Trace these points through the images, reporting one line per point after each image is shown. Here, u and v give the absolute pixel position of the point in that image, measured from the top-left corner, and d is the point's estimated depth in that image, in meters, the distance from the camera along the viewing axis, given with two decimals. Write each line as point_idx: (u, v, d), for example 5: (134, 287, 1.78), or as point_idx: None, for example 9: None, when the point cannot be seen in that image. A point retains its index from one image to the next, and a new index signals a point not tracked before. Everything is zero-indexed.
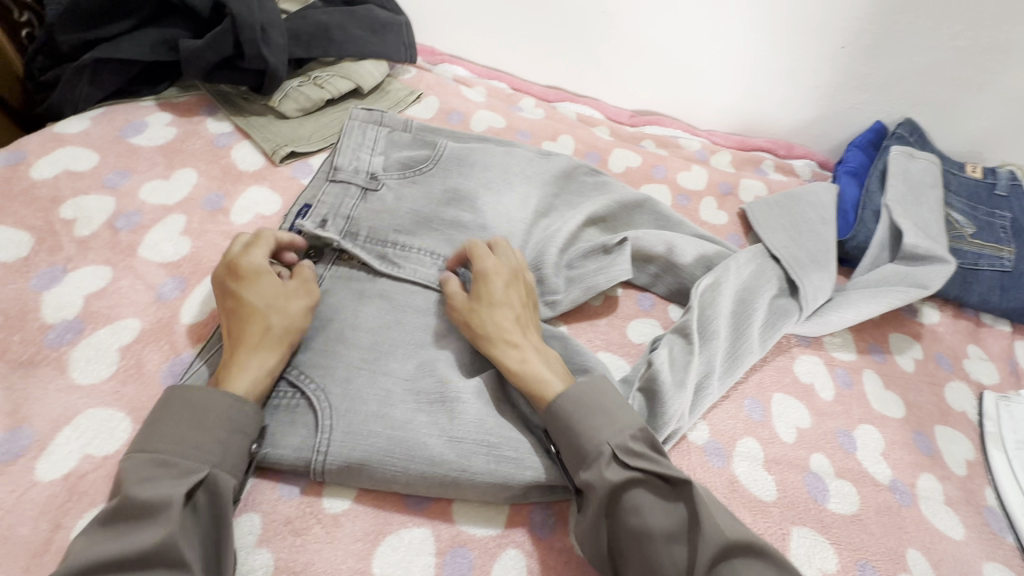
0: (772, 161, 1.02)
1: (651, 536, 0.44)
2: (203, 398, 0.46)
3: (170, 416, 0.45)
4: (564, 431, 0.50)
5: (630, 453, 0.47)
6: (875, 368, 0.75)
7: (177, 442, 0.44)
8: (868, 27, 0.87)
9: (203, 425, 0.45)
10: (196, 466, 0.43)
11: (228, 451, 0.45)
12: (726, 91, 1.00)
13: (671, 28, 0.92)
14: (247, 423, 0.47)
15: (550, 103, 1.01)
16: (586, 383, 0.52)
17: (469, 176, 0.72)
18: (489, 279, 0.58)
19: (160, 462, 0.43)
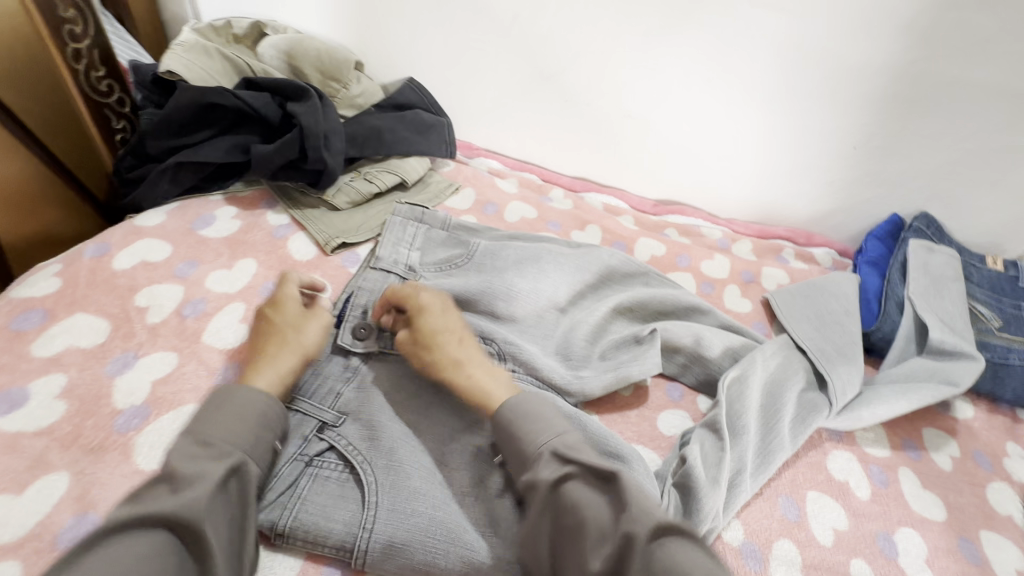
0: (792, 249, 1.06)
1: (586, 528, 0.46)
2: (239, 395, 0.52)
3: (213, 409, 0.51)
4: (504, 438, 0.55)
5: (562, 448, 0.52)
6: (912, 466, 0.74)
7: (219, 429, 0.49)
8: (879, 131, 0.93)
9: (242, 417, 0.51)
10: (235, 452, 0.48)
11: (258, 445, 0.51)
12: (746, 184, 1.05)
13: (691, 129, 0.99)
14: (274, 423, 0.53)
15: (577, 193, 1.08)
16: (524, 395, 0.57)
17: (501, 268, 0.76)
18: (419, 309, 0.64)
19: (202, 442, 0.47)
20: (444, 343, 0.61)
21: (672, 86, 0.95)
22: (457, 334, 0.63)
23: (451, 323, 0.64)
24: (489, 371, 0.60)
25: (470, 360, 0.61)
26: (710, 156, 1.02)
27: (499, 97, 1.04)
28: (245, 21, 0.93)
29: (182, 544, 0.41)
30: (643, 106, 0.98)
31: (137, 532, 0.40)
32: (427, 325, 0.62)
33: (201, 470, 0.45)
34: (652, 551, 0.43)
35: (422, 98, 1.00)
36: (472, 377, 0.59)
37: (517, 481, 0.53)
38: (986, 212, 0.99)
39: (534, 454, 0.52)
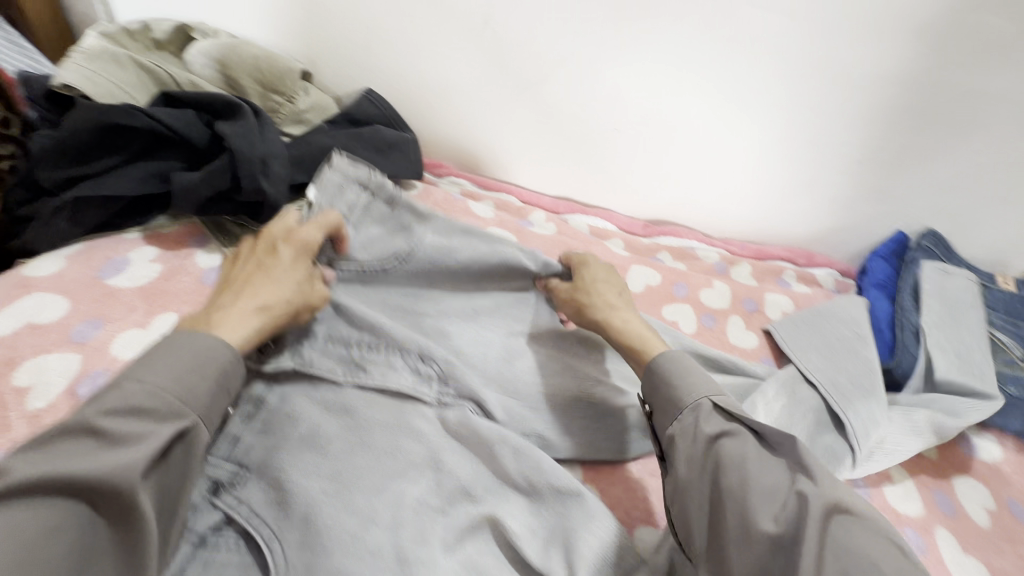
0: (793, 271, 0.98)
1: (750, 489, 0.45)
2: (205, 343, 0.47)
3: (166, 353, 0.45)
4: (657, 388, 0.56)
5: (724, 406, 0.52)
6: (948, 525, 0.65)
7: (171, 378, 0.43)
8: (886, 145, 0.86)
9: (200, 371, 0.45)
10: (186, 413, 0.43)
11: (211, 409, 0.46)
12: (743, 203, 0.97)
13: (685, 144, 0.90)
14: (234, 382, 0.48)
15: (560, 215, 0.97)
16: (679, 350, 0.59)
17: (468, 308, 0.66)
18: (588, 265, 0.68)
19: (146, 395, 0.41)
20: (599, 291, 0.65)
21: (664, 98, 0.85)
22: (613, 296, 0.65)
23: (612, 283, 0.67)
24: (638, 326, 0.63)
25: (622, 307, 0.65)
26: (705, 172, 0.93)
27: (470, 109, 0.92)
28: (167, 24, 0.79)
29: (101, 515, 0.38)
30: (630, 120, 0.88)
31: (48, 499, 0.36)
32: (590, 276, 0.67)
33: (149, 429, 0.40)
34: (827, 520, 0.42)
35: (382, 111, 0.87)
36: (627, 325, 0.63)
37: (660, 433, 0.54)
38: (991, 229, 0.94)
39: (693, 404, 0.52)
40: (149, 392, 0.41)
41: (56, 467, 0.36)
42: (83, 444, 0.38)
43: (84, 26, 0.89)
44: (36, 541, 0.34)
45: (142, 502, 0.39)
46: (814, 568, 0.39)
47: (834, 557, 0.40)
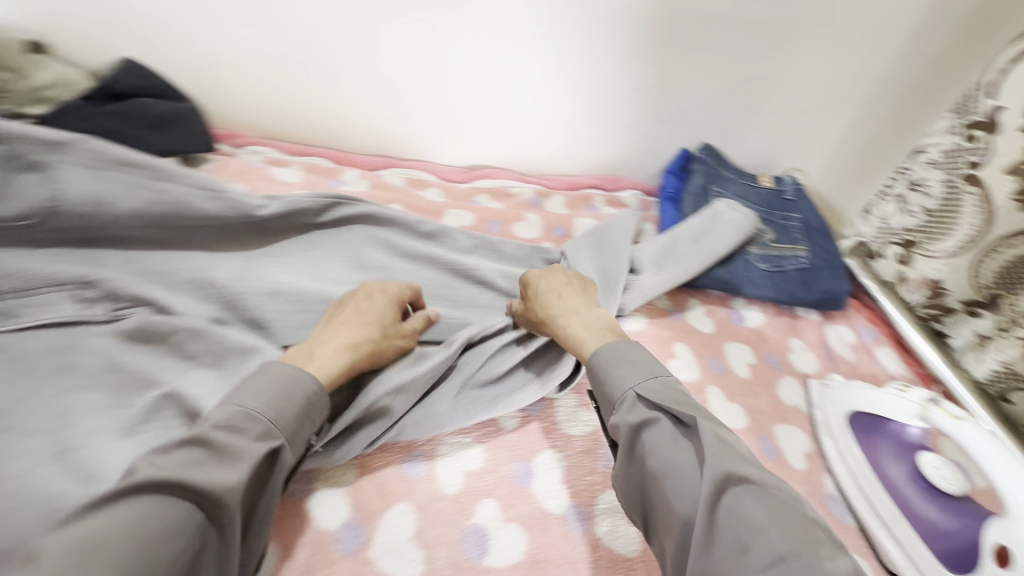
0: (602, 197, 1.08)
1: (670, 471, 0.48)
2: (287, 376, 0.54)
3: (259, 382, 0.52)
4: (592, 381, 0.60)
5: (650, 393, 0.54)
6: (717, 382, 0.79)
7: (254, 397, 0.50)
8: (654, 70, 0.96)
9: (292, 396, 0.52)
10: (277, 436, 0.50)
11: (298, 430, 0.52)
12: (547, 138, 1.03)
13: (481, 89, 0.93)
14: (315, 412, 0.55)
15: (375, 172, 0.97)
16: (613, 343, 0.61)
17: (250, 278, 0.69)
18: (540, 278, 0.72)
19: (237, 419, 0.48)
20: (557, 296, 0.69)
21: (445, 48, 0.87)
22: (558, 300, 0.68)
23: (557, 286, 0.71)
24: (582, 323, 0.65)
25: (575, 310, 0.67)
26: (505, 115, 0.98)
27: (254, 73, 0.88)
28: None
29: (206, 520, 0.43)
30: (422, 70, 0.89)
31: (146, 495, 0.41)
32: (544, 284, 0.71)
33: (233, 443, 0.46)
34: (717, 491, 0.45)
35: (150, 82, 0.82)
36: (569, 330, 0.65)
37: (605, 421, 0.57)
38: (750, 136, 1.10)
39: (620, 399, 0.55)
40: (241, 413, 0.49)
41: (177, 469, 0.43)
42: (190, 454, 0.45)
43: None
44: (182, 541, 0.40)
45: (234, 513, 0.44)
46: (702, 537, 0.44)
47: (728, 528, 0.43)
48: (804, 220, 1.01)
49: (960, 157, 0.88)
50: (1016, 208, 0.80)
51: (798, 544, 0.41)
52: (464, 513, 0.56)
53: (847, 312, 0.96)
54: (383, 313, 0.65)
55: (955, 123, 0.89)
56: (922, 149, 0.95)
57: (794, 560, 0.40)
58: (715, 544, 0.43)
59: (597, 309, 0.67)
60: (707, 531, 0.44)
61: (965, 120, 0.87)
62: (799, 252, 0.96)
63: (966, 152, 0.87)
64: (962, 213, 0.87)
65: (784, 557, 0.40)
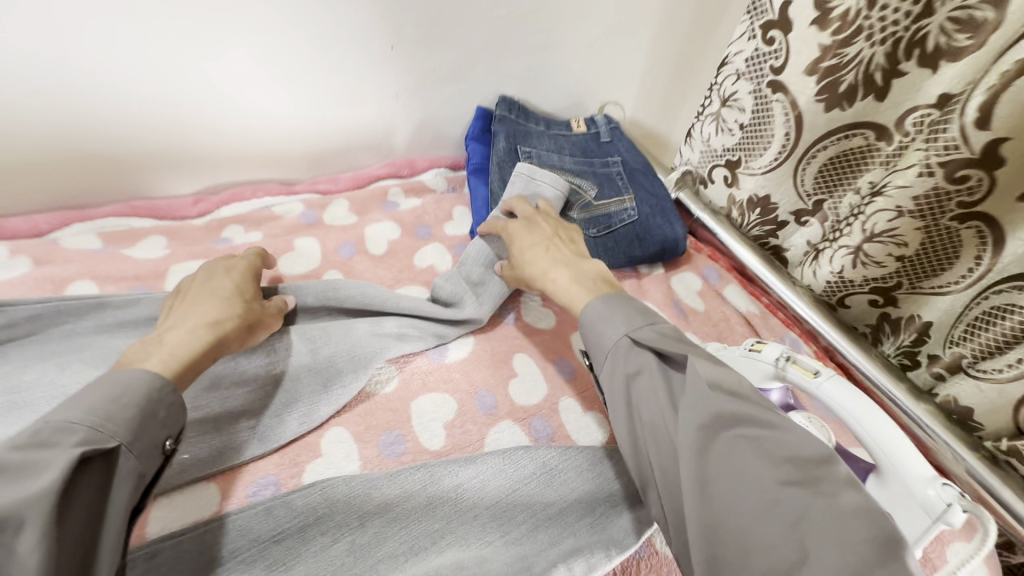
0: (398, 186, 0.87)
1: (664, 429, 0.44)
2: (125, 376, 0.42)
3: (91, 389, 0.40)
4: (583, 339, 0.54)
5: (639, 338, 0.49)
6: (569, 391, 0.66)
7: (73, 408, 0.38)
8: (406, 19, 0.74)
9: (122, 396, 0.40)
10: (107, 438, 0.38)
11: (143, 434, 0.40)
12: (301, 128, 0.79)
13: (160, 78, 0.66)
14: (167, 415, 0.43)
15: (48, 237, 0.67)
16: (600, 298, 0.54)
17: None
18: (518, 231, 0.67)
19: (52, 430, 0.36)
20: (536, 256, 0.63)
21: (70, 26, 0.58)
22: (540, 258, 0.63)
23: (544, 239, 0.65)
24: (569, 280, 0.59)
25: (553, 265, 0.61)
26: (226, 106, 0.72)
27: None
28: None
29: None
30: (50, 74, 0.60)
31: None
32: (522, 243, 0.66)
33: (38, 457, 0.34)
34: (715, 446, 0.41)
35: None
36: (549, 282, 0.61)
37: (598, 373, 0.53)
38: (551, 77, 0.94)
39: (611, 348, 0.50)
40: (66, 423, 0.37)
41: None
42: None
43: None
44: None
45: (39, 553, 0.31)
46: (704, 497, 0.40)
47: (723, 481, 0.40)
48: (625, 162, 0.91)
49: (764, 63, 0.79)
50: (822, 110, 0.74)
51: (799, 480, 0.38)
52: None
53: (690, 255, 0.89)
54: (239, 287, 0.57)
55: (753, 26, 0.80)
56: (726, 60, 0.86)
57: (800, 510, 0.37)
58: (717, 491, 0.40)
59: (562, 265, 0.61)
60: (700, 481, 0.40)
61: (763, 22, 0.78)
62: (626, 202, 0.84)
63: (768, 57, 0.78)
64: (774, 125, 0.80)
65: (779, 489, 0.38)
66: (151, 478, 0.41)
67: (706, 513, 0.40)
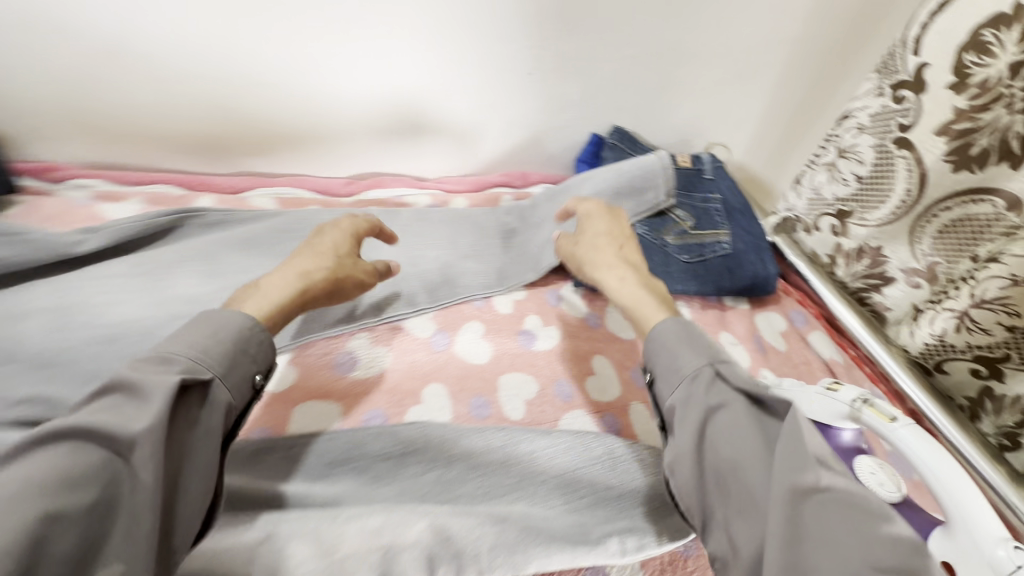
0: (509, 195, 0.97)
1: (744, 469, 0.43)
2: (219, 317, 0.47)
3: (209, 325, 0.47)
4: (651, 359, 0.52)
5: (729, 373, 0.49)
6: (641, 397, 0.71)
7: (189, 343, 0.45)
8: (546, 52, 0.86)
9: (223, 333, 0.46)
10: (203, 369, 0.44)
11: (234, 368, 0.46)
12: (443, 134, 0.93)
13: (346, 83, 0.81)
14: (258, 351, 0.48)
15: (240, 194, 0.84)
16: (677, 321, 0.53)
17: (67, 335, 0.57)
18: (592, 215, 0.67)
19: (161, 358, 0.43)
20: (591, 255, 0.63)
21: (295, 37, 0.75)
22: (608, 249, 0.63)
23: (610, 235, 0.64)
24: (631, 284, 0.58)
25: (603, 265, 0.61)
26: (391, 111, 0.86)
27: (70, 77, 0.74)
28: None
29: (113, 471, 0.38)
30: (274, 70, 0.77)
31: (33, 453, 0.37)
32: (591, 230, 0.65)
33: (149, 380, 0.41)
34: (799, 512, 0.40)
35: None
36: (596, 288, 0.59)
37: (662, 400, 0.51)
38: (666, 114, 1.02)
39: (694, 372, 0.48)
40: (189, 353, 0.44)
41: (90, 417, 0.39)
42: (107, 399, 0.40)
43: None
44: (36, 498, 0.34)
45: (136, 462, 0.38)
46: (780, 545, 0.39)
47: (813, 535, 0.39)
48: (724, 200, 0.94)
49: (890, 119, 0.81)
50: (948, 171, 0.75)
51: (901, 560, 0.37)
52: None
53: (780, 297, 0.90)
54: (338, 244, 0.59)
55: (881, 84, 0.82)
56: (848, 114, 0.88)
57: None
58: (804, 549, 0.39)
59: (632, 269, 0.60)
60: (790, 534, 0.39)
61: (893, 81, 0.80)
62: (721, 236, 0.88)
63: (896, 114, 0.80)
64: (894, 180, 0.81)
65: (895, 547, 0.38)
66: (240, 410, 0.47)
67: (778, 566, 0.38)
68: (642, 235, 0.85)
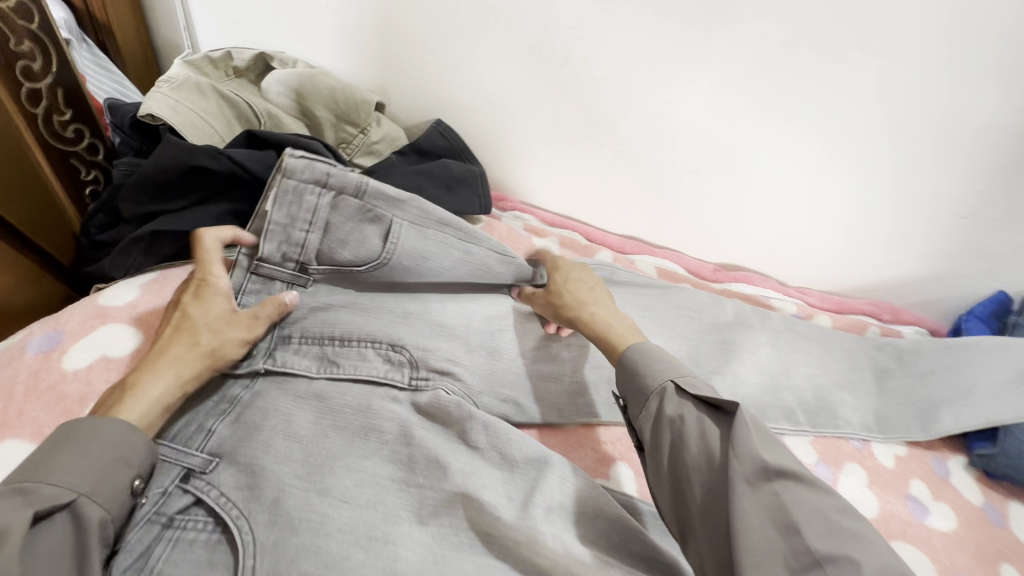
0: (877, 329, 0.89)
1: (709, 468, 0.44)
2: (91, 428, 0.44)
3: (71, 445, 0.43)
4: (625, 383, 0.54)
5: (685, 385, 0.50)
6: None
7: (62, 473, 0.41)
8: (998, 200, 0.78)
9: (88, 444, 0.43)
10: (65, 491, 0.40)
11: (105, 479, 0.43)
12: (831, 250, 0.89)
13: (767, 187, 0.83)
14: (135, 453, 0.45)
15: (627, 257, 0.91)
16: (656, 346, 0.55)
17: (523, 352, 0.68)
18: (560, 265, 0.70)
19: (16, 490, 0.39)
20: (573, 287, 0.65)
21: (752, 146, 0.79)
22: (585, 292, 0.65)
23: (587, 280, 0.67)
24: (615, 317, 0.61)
25: (591, 300, 0.64)
26: (792, 227, 0.87)
27: (537, 145, 0.86)
28: (247, 52, 0.78)
29: None
30: (712, 163, 0.82)
31: None
32: (566, 271, 0.68)
33: None
34: (764, 488, 0.41)
35: (451, 144, 0.83)
36: (596, 317, 0.61)
37: (633, 421, 0.52)
38: None
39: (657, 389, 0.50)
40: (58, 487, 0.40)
41: None
42: None
43: (166, 52, 0.85)
44: (41, 560, 0.38)
45: None
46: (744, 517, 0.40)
47: (773, 513, 0.40)
48: None
49: None
50: None
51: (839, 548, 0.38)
52: None
53: None
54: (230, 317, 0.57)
55: None
56: None
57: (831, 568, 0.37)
58: (745, 539, 0.40)
59: (607, 303, 0.64)
60: (744, 522, 0.40)
61: None
62: None
63: None
64: None
65: (835, 513, 0.40)
66: (106, 527, 0.42)
67: (722, 519, 0.42)
68: None
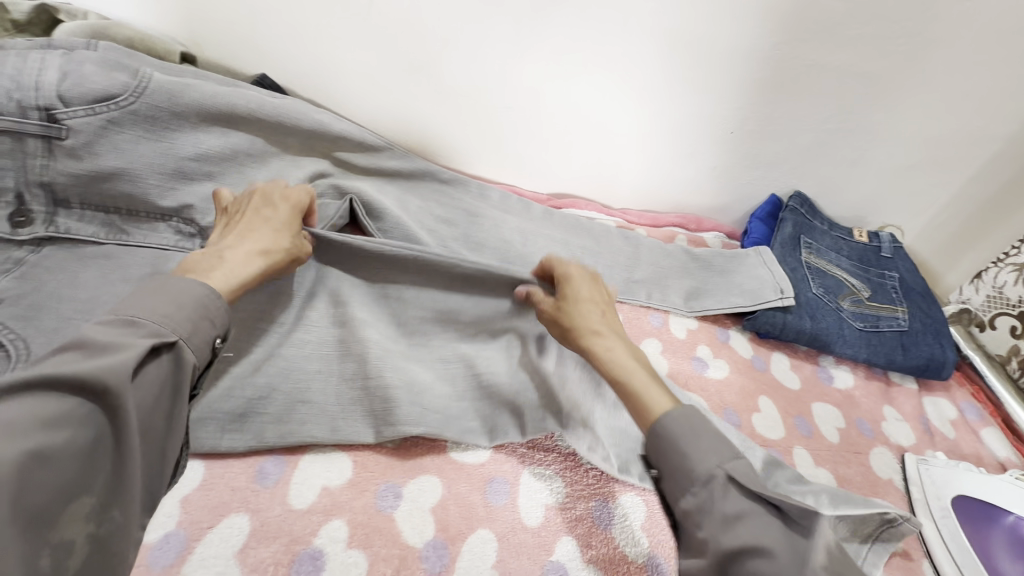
0: (684, 236, 1.05)
1: None
2: (180, 283, 0.50)
3: (161, 292, 0.49)
4: (666, 446, 0.54)
5: (743, 477, 0.50)
6: (805, 444, 0.76)
7: (160, 312, 0.47)
8: (752, 116, 0.95)
9: (180, 303, 0.48)
10: (168, 330, 0.47)
11: (196, 333, 0.49)
12: (640, 172, 1.03)
13: (572, 115, 0.93)
14: (218, 315, 0.51)
15: None
16: (683, 411, 0.54)
17: None
18: (573, 280, 0.66)
19: (125, 320, 0.46)
20: (584, 313, 0.63)
21: (554, 78, 0.88)
22: (599, 321, 0.63)
23: (597, 301, 0.65)
24: (624, 356, 0.60)
25: (606, 330, 0.62)
26: (603, 152, 0.99)
27: (365, 92, 0.90)
28: (24, 3, 0.74)
29: (103, 415, 0.41)
30: (523, 96, 0.91)
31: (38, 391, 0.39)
32: (575, 294, 0.64)
33: (121, 340, 0.44)
34: None
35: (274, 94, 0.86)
36: (610, 355, 0.60)
37: (670, 496, 0.54)
38: (851, 188, 1.06)
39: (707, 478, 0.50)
40: (158, 323, 0.46)
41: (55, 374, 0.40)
42: (68, 352, 0.42)
43: None
44: (148, 391, 0.45)
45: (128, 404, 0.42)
46: None
47: None
48: (901, 280, 0.96)
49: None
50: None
51: None
52: (545, 549, 0.59)
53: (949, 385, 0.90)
54: (287, 221, 0.62)
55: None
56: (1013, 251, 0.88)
57: None
58: None
59: (615, 335, 0.62)
60: None
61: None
62: (897, 312, 0.91)
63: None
64: None
65: None
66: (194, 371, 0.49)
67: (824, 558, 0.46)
68: (818, 296, 0.90)
